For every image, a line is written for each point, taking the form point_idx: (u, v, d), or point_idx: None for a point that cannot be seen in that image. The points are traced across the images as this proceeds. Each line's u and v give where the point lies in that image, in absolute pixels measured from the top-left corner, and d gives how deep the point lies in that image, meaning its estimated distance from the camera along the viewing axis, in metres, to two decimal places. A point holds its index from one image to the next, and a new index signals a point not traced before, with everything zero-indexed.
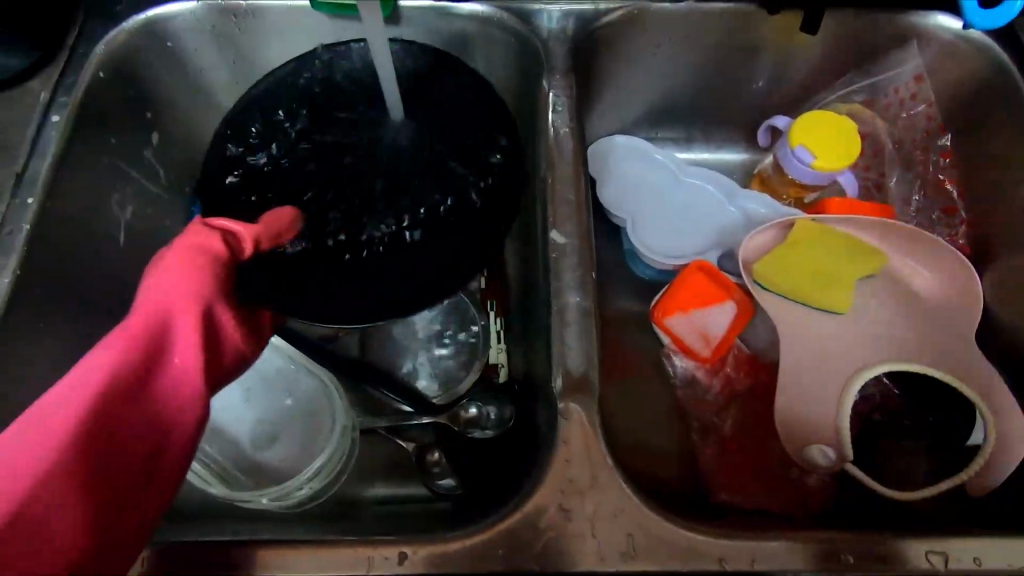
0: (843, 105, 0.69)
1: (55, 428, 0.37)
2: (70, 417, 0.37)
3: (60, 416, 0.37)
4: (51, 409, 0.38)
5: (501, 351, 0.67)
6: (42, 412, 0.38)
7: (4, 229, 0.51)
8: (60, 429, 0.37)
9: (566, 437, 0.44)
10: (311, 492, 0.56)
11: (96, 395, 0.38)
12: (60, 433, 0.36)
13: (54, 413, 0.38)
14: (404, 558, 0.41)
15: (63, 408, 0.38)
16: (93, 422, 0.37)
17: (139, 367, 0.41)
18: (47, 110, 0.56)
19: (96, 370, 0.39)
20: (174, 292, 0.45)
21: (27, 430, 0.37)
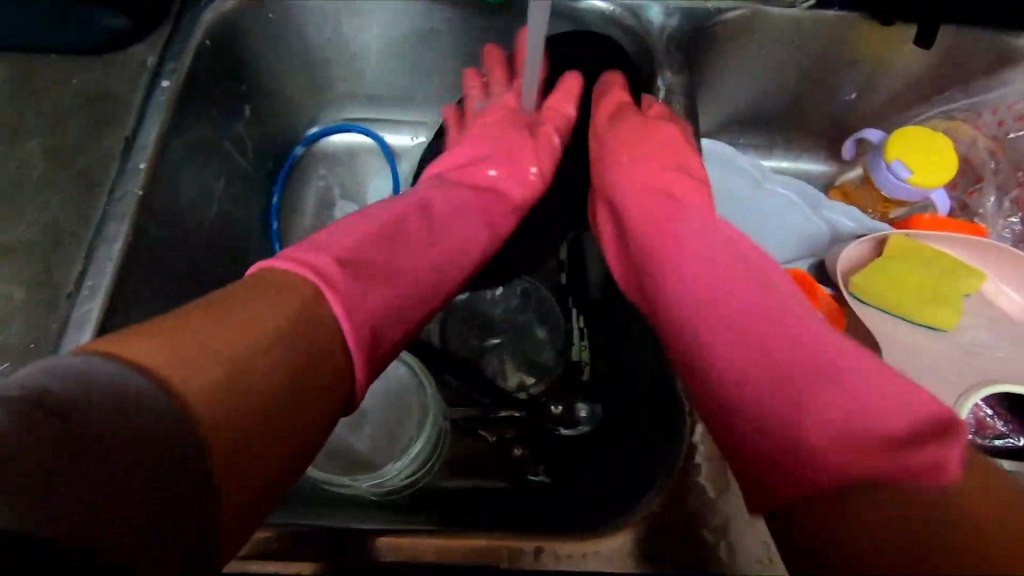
0: (944, 121, 0.69)
1: (409, 293, 0.44)
2: (421, 273, 0.45)
3: (413, 264, 0.45)
4: (392, 254, 0.44)
5: (585, 348, 0.65)
6: (403, 250, 0.44)
7: (114, 194, 0.49)
8: (398, 285, 0.43)
9: (697, 441, 0.45)
10: (403, 481, 0.56)
11: (440, 263, 0.47)
12: (402, 282, 0.43)
13: (411, 261, 0.45)
14: (541, 552, 0.41)
15: (399, 273, 0.43)
16: (425, 281, 0.45)
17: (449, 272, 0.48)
18: (155, 75, 0.54)
19: (431, 254, 0.47)
20: (459, 209, 0.52)
21: (393, 265, 0.43)
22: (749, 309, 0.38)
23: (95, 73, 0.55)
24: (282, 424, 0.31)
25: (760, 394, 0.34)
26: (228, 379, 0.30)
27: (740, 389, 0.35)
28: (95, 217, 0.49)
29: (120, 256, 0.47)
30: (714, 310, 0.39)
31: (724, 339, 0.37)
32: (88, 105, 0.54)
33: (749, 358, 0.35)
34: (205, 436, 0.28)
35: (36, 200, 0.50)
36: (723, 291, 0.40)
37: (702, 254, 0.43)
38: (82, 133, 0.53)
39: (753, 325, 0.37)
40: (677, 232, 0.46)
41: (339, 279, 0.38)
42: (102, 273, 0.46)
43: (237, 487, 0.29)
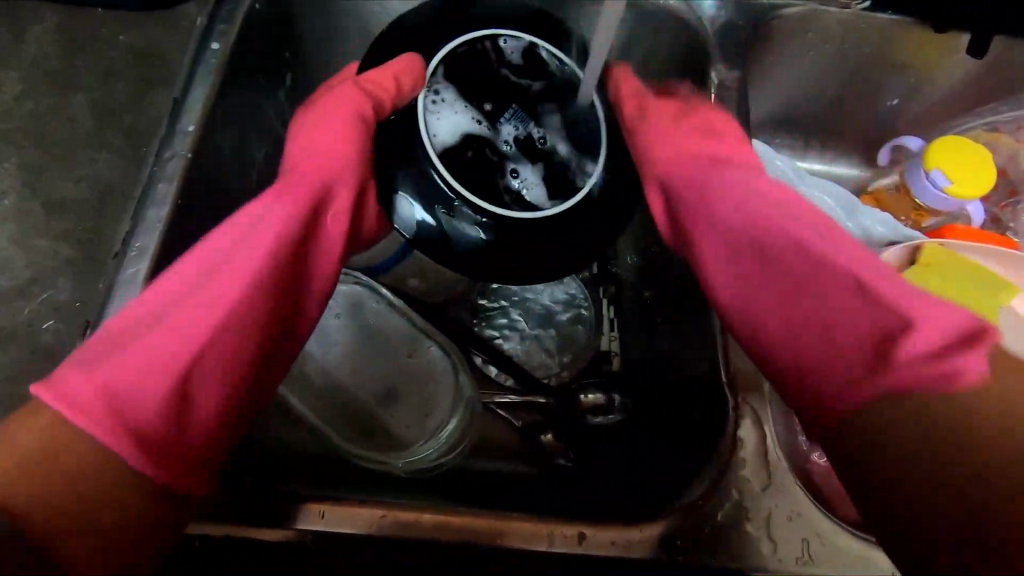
0: (985, 133, 0.69)
1: (177, 312, 0.39)
2: (188, 339, 0.38)
3: (202, 298, 0.40)
4: (192, 299, 0.40)
5: (615, 339, 0.66)
6: (177, 313, 0.39)
7: (163, 154, 0.49)
8: (176, 349, 0.38)
9: (739, 434, 0.46)
10: (436, 461, 0.56)
11: (224, 272, 0.41)
12: (212, 327, 0.39)
13: (184, 320, 0.39)
14: (583, 538, 0.41)
15: (216, 292, 0.40)
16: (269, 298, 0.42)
17: (248, 266, 0.42)
18: (206, 36, 0.53)
19: (218, 280, 0.41)
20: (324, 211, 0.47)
21: (177, 324, 0.39)
22: (857, 316, 0.40)
23: (145, 31, 0.54)
24: (136, 501, 0.35)
25: (846, 326, 0.40)
26: (53, 465, 0.33)
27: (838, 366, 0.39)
28: (143, 176, 0.48)
29: (168, 219, 0.47)
30: (795, 255, 0.44)
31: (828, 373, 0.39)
32: (138, 63, 0.53)
33: (848, 342, 0.39)
34: (61, 565, 0.33)
35: (87, 157, 0.50)
36: (824, 300, 0.42)
37: (790, 225, 0.46)
38: (131, 92, 0.52)
39: (813, 284, 0.43)
40: (750, 179, 0.50)
41: (107, 398, 0.35)
42: (151, 235, 0.46)
43: (90, 557, 0.33)
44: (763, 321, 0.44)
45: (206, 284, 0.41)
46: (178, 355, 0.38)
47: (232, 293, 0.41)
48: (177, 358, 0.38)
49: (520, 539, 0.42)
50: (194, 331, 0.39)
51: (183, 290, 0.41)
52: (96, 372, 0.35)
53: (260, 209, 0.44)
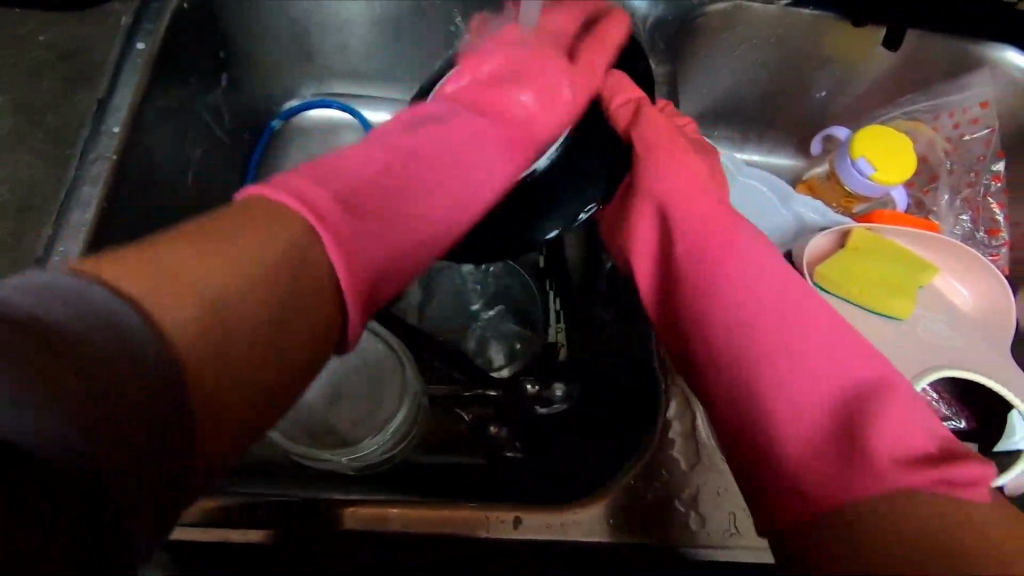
0: (906, 121, 0.73)
1: (397, 241, 0.42)
2: (379, 255, 0.40)
3: (417, 208, 0.44)
4: (396, 169, 0.44)
5: (560, 330, 0.67)
6: (371, 186, 0.42)
7: (87, 156, 0.48)
8: (362, 256, 0.39)
9: (670, 417, 0.48)
10: (382, 457, 0.57)
11: (441, 185, 0.46)
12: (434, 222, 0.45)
13: (398, 191, 0.43)
14: (519, 523, 0.42)
15: (434, 185, 0.46)
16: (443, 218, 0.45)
17: (484, 163, 0.49)
18: (130, 36, 0.52)
19: (378, 157, 0.44)
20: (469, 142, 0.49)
21: (384, 221, 0.41)
22: (833, 374, 0.41)
23: (67, 32, 0.53)
24: (285, 375, 0.34)
25: (803, 382, 0.41)
26: (219, 298, 0.32)
27: (803, 409, 0.40)
28: (66, 178, 0.47)
29: (93, 222, 0.46)
30: (783, 298, 0.45)
31: (789, 406, 0.41)
32: (60, 64, 0.52)
33: (813, 388, 0.41)
34: (196, 408, 0.29)
35: (7, 160, 0.49)
36: (793, 352, 0.42)
37: (758, 267, 0.47)
38: (54, 93, 0.51)
39: (800, 345, 0.42)
40: (734, 225, 0.50)
41: (331, 213, 0.38)
42: (75, 239, 0.45)
43: (213, 438, 0.30)
44: (722, 334, 0.45)
45: (410, 176, 0.45)
46: (405, 241, 0.43)
47: (378, 172, 0.43)
48: (371, 226, 0.40)
49: (457, 526, 0.43)
50: (377, 213, 0.41)
51: (385, 165, 0.44)
52: (322, 207, 0.37)
53: (453, 120, 0.49)
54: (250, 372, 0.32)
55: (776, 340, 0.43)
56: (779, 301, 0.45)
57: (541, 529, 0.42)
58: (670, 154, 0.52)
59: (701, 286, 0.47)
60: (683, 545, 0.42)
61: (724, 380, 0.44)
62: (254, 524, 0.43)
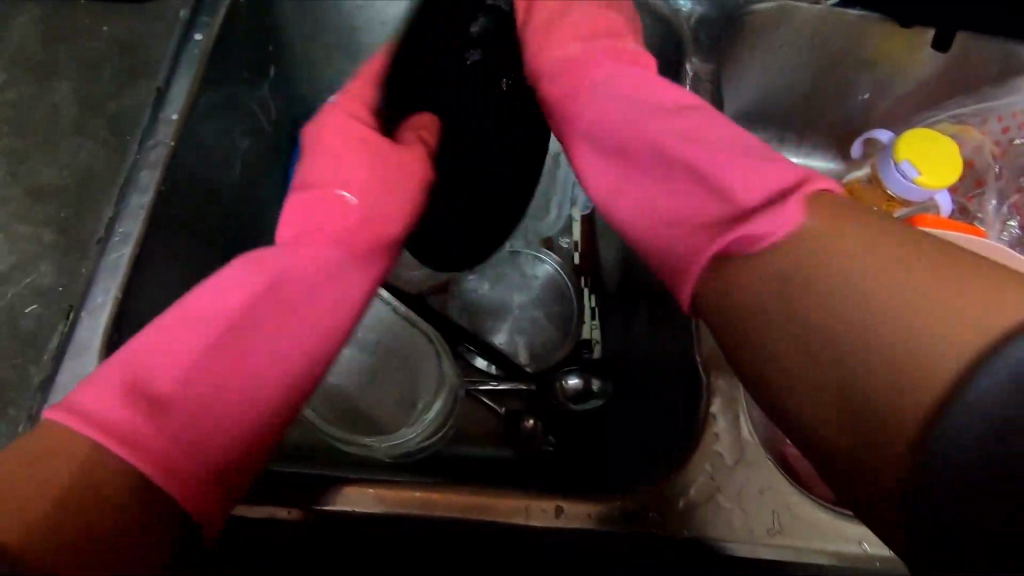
0: (952, 125, 0.71)
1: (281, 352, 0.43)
2: (221, 403, 0.40)
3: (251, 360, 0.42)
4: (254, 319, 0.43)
5: (596, 327, 0.67)
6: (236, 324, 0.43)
7: (146, 143, 0.50)
8: (225, 399, 0.40)
9: (713, 412, 0.46)
10: (418, 446, 0.57)
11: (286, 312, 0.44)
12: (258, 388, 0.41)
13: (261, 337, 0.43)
14: (560, 512, 0.42)
15: (296, 319, 0.44)
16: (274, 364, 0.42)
17: (338, 299, 0.46)
18: (188, 28, 0.54)
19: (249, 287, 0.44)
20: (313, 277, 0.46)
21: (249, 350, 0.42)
22: (736, 196, 0.42)
23: (127, 24, 0.55)
24: (109, 512, 0.35)
25: (722, 221, 0.42)
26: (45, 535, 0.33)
27: (743, 241, 0.40)
28: (126, 164, 0.49)
29: (150, 206, 0.48)
30: (694, 148, 0.46)
31: (717, 242, 0.41)
32: (121, 55, 0.54)
33: (711, 202, 0.44)
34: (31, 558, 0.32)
35: (69, 145, 0.50)
36: (730, 177, 0.43)
37: (677, 124, 0.48)
38: (114, 82, 0.53)
39: (700, 165, 0.45)
40: (640, 77, 0.53)
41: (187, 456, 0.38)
42: (133, 222, 0.47)
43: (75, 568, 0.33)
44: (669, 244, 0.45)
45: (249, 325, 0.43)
46: (236, 400, 0.40)
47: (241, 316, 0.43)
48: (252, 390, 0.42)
49: (493, 511, 0.43)
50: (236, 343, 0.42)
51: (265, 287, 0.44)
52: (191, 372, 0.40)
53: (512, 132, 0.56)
54: (179, 470, 0.37)
55: (691, 182, 0.45)
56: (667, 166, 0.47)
57: (580, 519, 0.42)
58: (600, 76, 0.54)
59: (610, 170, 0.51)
60: (722, 539, 0.42)
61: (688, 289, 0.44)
62: (295, 504, 0.44)
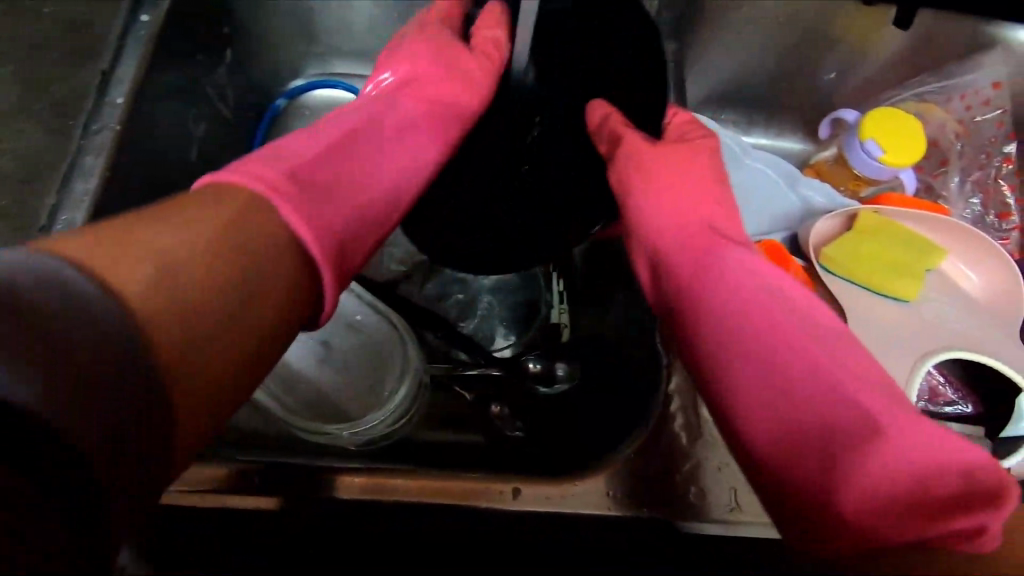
0: (915, 103, 0.71)
1: (359, 168, 0.45)
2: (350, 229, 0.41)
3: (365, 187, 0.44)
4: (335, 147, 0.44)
5: (563, 311, 0.67)
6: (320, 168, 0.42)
7: (91, 126, 0.48)
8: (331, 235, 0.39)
9: (672, 392, 0.47)
10: (384, 432, 0.57)
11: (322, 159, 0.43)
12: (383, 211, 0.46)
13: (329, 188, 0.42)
14: (518, 493, 0.43)
15: (382, 157, 0.48)
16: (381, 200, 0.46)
17: (411, 151, 0.50)
18: (134, 8, 0.52)
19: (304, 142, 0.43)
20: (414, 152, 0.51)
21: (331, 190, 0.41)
22: (789, 388, 0.38)
23: (72, 4, 0.53)
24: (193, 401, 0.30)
25: (768, 392, 0.39)
26: (162, 283, 0.31)
27: (769, 405, 0.38)
28: (70, 149, 0.48)
29: (95, 192, 0.47)
30: (733, 279, 0.45)
31: (744, 389, 0.39)
32: (65, 35, 0.52)
33: (761, 396, 0.39)
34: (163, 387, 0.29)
35: (11, 129, 0.49)
36: (770, 372, 0.39)
37: (681, 234, 0.52)
38: (59, 63, 0.51)
39: (783, 339, 0.40)
40: (704, 203, 0.54)
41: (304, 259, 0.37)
42: (78, 209, 0.46)
43: (189, 419, 0.30)
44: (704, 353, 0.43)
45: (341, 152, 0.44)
46: (332, 237, 0.39)
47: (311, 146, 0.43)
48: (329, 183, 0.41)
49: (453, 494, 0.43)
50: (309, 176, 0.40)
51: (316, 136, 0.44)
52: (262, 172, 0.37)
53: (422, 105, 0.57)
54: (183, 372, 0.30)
55: (732, 319, 0.42)
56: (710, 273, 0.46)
57: (534, 496, 0.43)
58: (660, 164, 0.55)
59: (670, 266, 0.50)
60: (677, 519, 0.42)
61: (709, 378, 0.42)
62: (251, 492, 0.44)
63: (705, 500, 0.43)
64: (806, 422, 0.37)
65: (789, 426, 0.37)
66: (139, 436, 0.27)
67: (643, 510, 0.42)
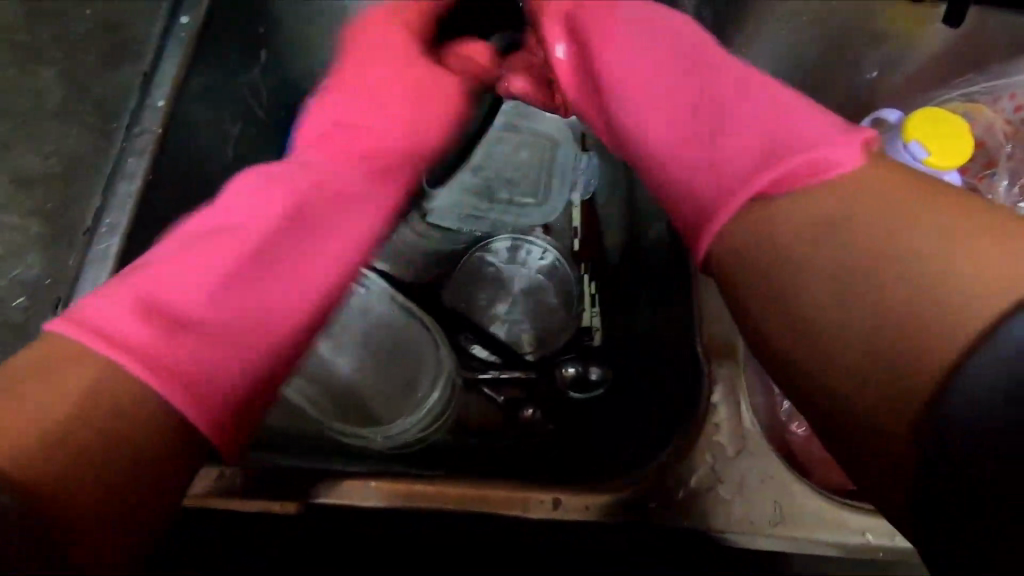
0: (963, 104, 0.68)
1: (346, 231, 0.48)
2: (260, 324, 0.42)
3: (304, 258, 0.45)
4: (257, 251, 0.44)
5: (595, 315, 0.66)
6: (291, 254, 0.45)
7: (134, 129, 0.49)
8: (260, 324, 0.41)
9: (715, 399, 0.46)
10: (416, 437, 0.57)
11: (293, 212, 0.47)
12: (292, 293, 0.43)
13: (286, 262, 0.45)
14: (558, 504, 0.42)
15: (335, 231, 0.48)
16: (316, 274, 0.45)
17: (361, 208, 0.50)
18: (174, 9, 0.52)
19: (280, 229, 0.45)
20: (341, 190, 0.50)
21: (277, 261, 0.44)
22: (762, 150, 0.40)
23: (111, 6, 0.53)
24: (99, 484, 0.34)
25: (736, 171, 0.40)
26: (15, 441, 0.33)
27: (741, 155, 0.40)
28: (113, 151, 0.48)
29: (138, 195, 0.47)
30: (673, 106, 0.48)
31: (725, 191, 0.40)
32: (106, 38, 0.52)
33: (735, 177, 0.40)
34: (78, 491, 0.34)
35: (55, 132, 0.49)
36: (751, 130, 0.42)
37: (655, 83, 0.50)
38: (99, 65, 0.51)
39: (725, 124, 0.43)
40: (617, 29, 0.54)
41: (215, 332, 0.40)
42: (121, 212, 0.46)
43: (115, 512, 0.35)
44: (676, 177, 0.44)
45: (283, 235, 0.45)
46: (270, 317, 0.42)
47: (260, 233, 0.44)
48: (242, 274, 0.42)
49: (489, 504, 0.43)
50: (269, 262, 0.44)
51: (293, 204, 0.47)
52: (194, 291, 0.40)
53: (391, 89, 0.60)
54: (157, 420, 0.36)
55: (694, 126, 0.45)
56: (623, 112, 0.51)
57: (573, 507, 0.42)
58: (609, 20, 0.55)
59: (637, 102, 0.50)
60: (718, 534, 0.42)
61: (689, 182, 0.43)
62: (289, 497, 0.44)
63: (748, 515, 0.42)
64: (752, 169, 0.40)
65: (743, 180, 0.39)
66: (109, 508, 0.35)
67: (683, 522, 0.42)
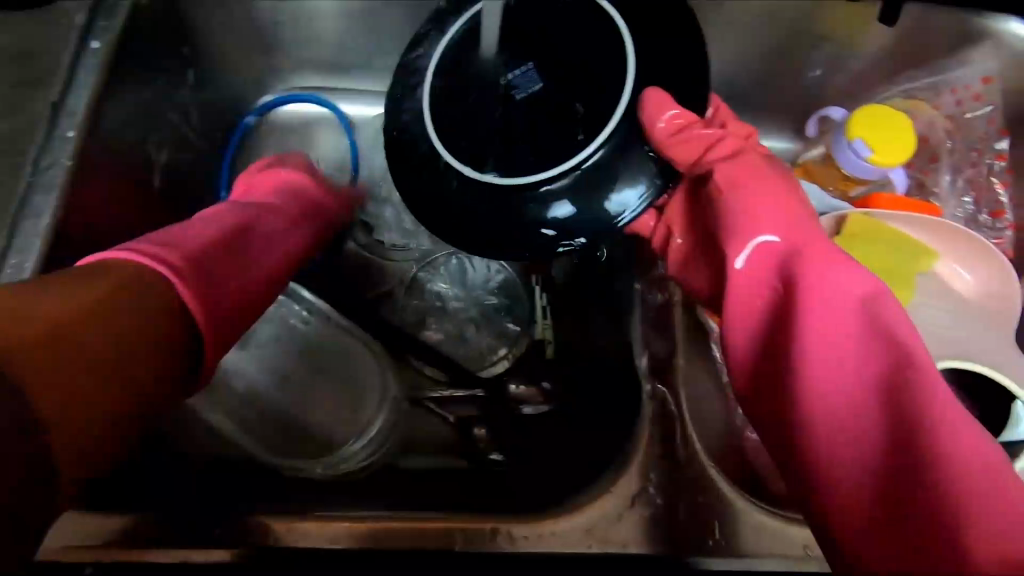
0: (903, 100, 0.69)
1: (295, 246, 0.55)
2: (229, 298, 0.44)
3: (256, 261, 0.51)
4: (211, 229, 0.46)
5: (548, 326, 0.65)
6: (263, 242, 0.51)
7: (41, 163, 0.46)
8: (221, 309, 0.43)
9: None
10: (360, 466, 0.55)
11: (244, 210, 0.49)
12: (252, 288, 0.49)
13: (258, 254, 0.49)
14: None
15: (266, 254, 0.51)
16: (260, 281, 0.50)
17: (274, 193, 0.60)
18: (84, 34, 0.50)
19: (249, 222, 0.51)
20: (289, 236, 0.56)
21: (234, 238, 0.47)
22: (975, 453, 0.31)
23: (18, 32, 0.51)
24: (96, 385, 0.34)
25: (948, 451, 0.31)
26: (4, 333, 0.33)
27: (958, 437, 0.32)
28: (19, 187, 0.46)
29: (47, 231, 0.45)
30: (822, 334, 0.37)
31: (960, 466, 0.31)
32: (13, 66, 0.50)
33: (954, 439, 0.32)
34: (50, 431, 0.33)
35: None
36: (939, 402, 0.33)
37: (764, 277, 0.41)
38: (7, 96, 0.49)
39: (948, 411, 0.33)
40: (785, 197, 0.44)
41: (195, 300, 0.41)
42: (29, 250, 0.44)
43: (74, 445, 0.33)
44: (817, 440, 0.35)
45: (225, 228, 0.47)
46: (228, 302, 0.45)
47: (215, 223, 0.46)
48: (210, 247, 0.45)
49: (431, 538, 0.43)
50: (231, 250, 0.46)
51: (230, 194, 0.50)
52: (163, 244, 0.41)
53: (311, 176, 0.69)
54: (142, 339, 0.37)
55: (843, 365, 0.36)
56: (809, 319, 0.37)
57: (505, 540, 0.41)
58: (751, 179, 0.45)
59: (744, 326, 0.41)
60: None
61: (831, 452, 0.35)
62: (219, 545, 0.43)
63: None
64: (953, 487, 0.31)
65: (977, 462, 0.31)
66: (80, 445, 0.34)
67: None
